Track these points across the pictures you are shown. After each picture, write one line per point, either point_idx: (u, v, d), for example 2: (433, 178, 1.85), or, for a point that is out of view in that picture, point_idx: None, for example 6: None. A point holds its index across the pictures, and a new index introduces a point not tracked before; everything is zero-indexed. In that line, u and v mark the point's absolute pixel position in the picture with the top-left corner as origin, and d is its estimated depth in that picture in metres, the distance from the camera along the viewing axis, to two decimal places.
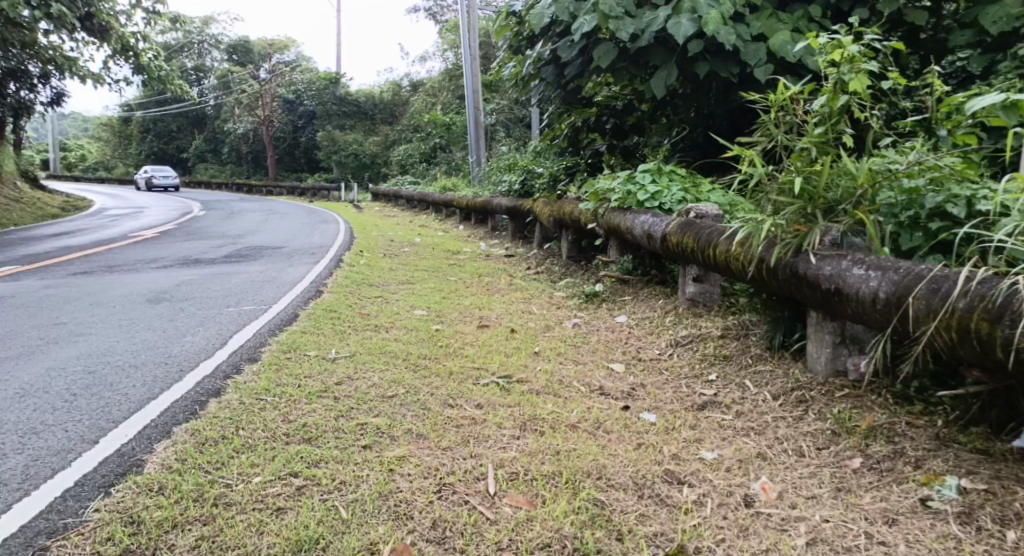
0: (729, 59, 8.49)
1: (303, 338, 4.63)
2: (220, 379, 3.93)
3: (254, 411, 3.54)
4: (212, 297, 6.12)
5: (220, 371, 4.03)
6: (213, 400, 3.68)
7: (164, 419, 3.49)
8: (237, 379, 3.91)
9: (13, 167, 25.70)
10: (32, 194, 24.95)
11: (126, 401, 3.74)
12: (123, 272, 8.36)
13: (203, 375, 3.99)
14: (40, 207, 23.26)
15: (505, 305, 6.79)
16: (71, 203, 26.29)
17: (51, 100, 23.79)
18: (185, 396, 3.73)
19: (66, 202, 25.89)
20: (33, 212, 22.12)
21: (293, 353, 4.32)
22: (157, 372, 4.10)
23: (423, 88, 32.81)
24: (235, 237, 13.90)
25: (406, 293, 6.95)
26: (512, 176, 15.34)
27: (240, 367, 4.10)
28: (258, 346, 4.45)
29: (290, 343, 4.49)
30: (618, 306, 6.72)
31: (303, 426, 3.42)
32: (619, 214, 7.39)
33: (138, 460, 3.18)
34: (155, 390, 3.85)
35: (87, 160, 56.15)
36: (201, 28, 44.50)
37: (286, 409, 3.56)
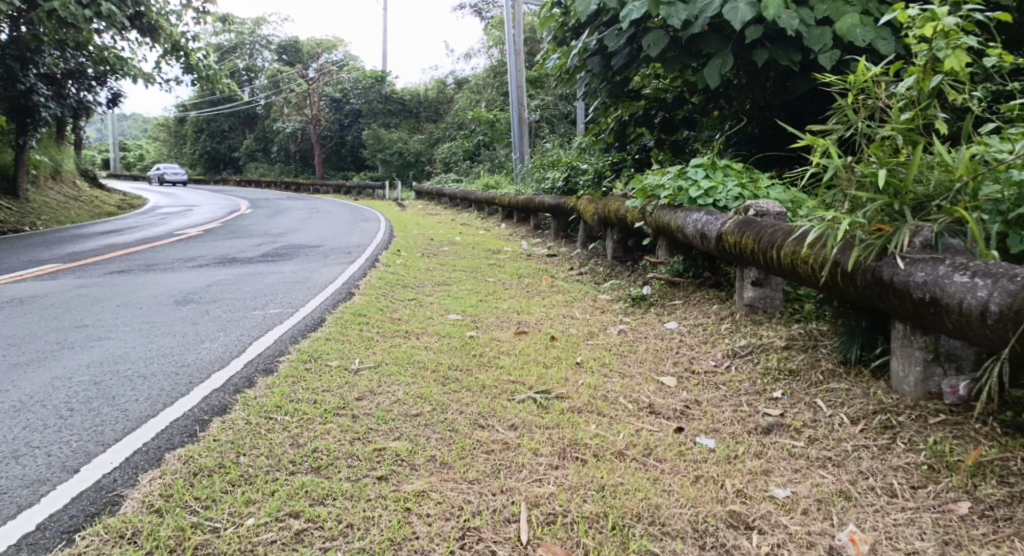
0: (789, 46, 7.95)
1: (325, 345, 4.25)
2: (228, 395, 3.56)
3: (260, 434, 3.18)
4: (237, 298, 5.80)
5: (231, 385, 3.67)
6: (215, 420, 3.31)
7: (156, 444, 3.13)
8: (247, 395, 3.54)
9: (71, 166, 26.06)
10: (86, 192, 25.25)
11: (123, 418, 3.40)
12: (155, 271, 8.13)
13: (211, 390, 3.63)
14: (93, 205, 23.50)
15: (546, 308, 6.36)
16: (124, 201, 26.59)
17: (109, 101, 23.95)
18: (185, 415, 3.37)
19: (120, 201, 26.18)
20: (87, 210, 22.34)
21: (313, 363, 3.94)
22: (163, 384, 3.76)
23: (468, 86, 32.52)
24: (275, 235, 13.69)
25: (442, 296, 6.56)
26: (557, 172, 14.91)
27: (254, 380, 3.73)
28: (276, 356, 4.08)
29: (311, 352, 4.12)
30: (667, 311, 6.24)
31: (313, 453, 3.04)
32: (669, 211, 6.91)
33: (115, 497, 2.82)
34: (157, 406, 3.50)
35: (142, 159, 57.10)
36: (251, 29, 44.87)
37: (295, 432, 3.18)
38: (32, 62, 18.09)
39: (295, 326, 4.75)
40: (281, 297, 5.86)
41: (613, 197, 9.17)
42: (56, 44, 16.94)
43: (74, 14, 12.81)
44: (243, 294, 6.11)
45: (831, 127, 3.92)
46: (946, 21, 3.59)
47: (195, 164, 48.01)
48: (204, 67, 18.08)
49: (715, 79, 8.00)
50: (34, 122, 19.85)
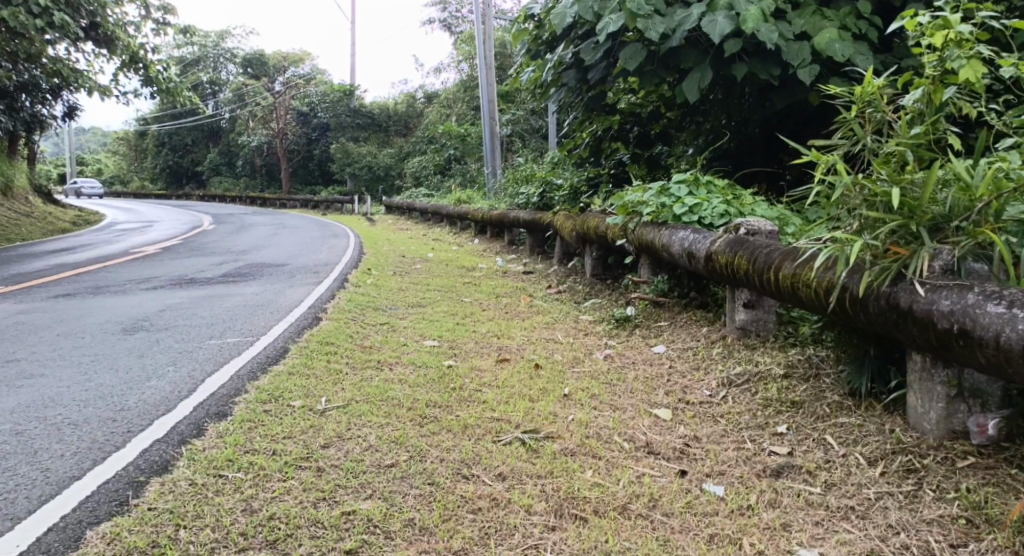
0: (770, 60, 7.73)
1: (289, 382, 3.88)
2: (172, 448, 3.19)
3: (205, 499, 2.83)
4: (193, 326, 5.41)
5: (176, 435, 3.29)
6: (151, 484, 2.94)
7: (76, 519, 2.75)
8: (193, 448, 3.17)
9: (26, 181, 25.30)
10: (44, 208, 24.57)
11: (41, 481, 3.01)
12: (110, 294, 7.69)
13: (152, 442, 3.25)
14: (51, 222, 22.79)
15: (527, 331, 6.05)
16: (84, 217, 25.88)
17: (65, 113, 23.31)
18: (118, 476, 3.00)
19: (80, 217, 25.47)
20: (44, 226, 21.64)
21: (273, 404, 3.59)
22: (97, 435, 3.38)
23: (438, 100, 32.26)
24: (239, 253, 13.27)
25: (417, 319, 6.22)
26: (530, 188, 14.65)
27: (202, 428, 3.35)
28: (231, 396, 3.71)
29: (271, 391, 3.74)
30: (653, 333, 5.96)
31: (268, 521, 2.71)
32: (652, 229, 6.62)
33: None
34: (86, 464, 3.12)
35: (102, 174, 56.02)
36: (217, 43, 44.29)
37: (249, 492, 2.85)
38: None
39: (256, 358, 4.37)
40: (241, 324, 5.47)
41: (592, 213, 8.91)
42: (9, 56, 16.40)
43: (26, 25, 12.28)
44: (199, 320, 5.71)
45: (835, 142, 3.65)
46: (960, 28, 3.34)
47: (159, 179, 47.18)
48: (164, 79, 17.61)
49: (694, 94, 7.75)
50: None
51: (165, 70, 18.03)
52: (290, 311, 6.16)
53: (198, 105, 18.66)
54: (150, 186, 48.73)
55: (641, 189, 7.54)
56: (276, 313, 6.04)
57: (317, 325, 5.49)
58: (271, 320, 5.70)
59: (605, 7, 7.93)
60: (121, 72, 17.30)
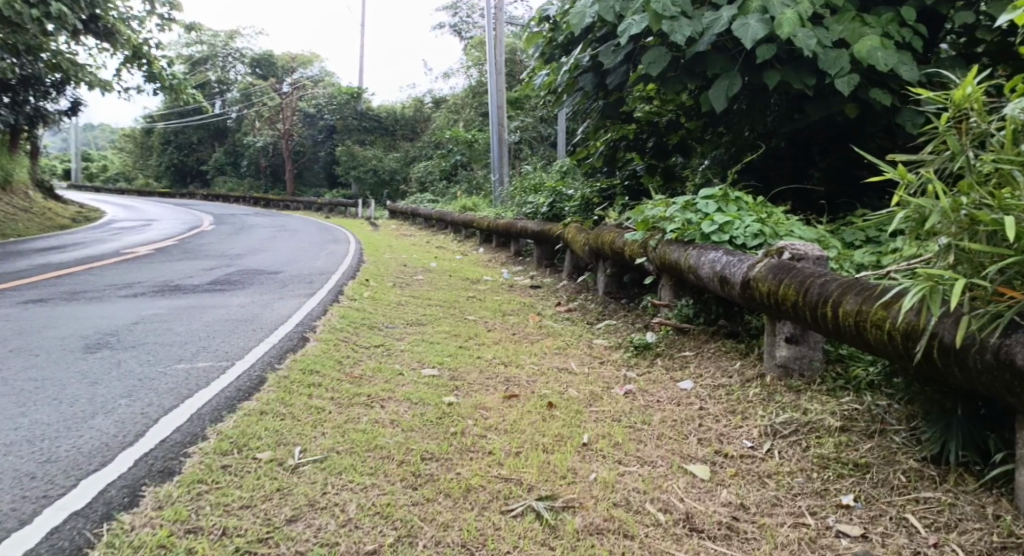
0: (805, 68, 6.95)
1: (257, 427, 3.34)
2: (90, 527, 2.71)
3: None
4: (164, 347, 4.85)
5: (100, 506, 2.80)
6: None
7: None
8: (113, 532, 2.68)
9: (27, 176, 24.76)
10: (42, 203, 24.03)
11: None
12: (84, 302, 7.10)
13: (70, 515, 2.76)
14: (49, 218, 22.22)
15: (537, 359, 5.45)
16: (83, 214, 25.32)
17: (69, 109, 22.77)
18: None
19: (79, 214, 24.93)
20: (40, 222, 21.08)
21: (233, 458, 3.11)
22: (8, 497, 2.87)
23: (446, 105, 31.70)
24: (233, 257, 12.68)
25: (415, 340, 5.62)
26: (539, 197, 14.06)
27: (135, 498, 2.86)
28: (183, 447, 3.19)
29: (231, 442, 3.21)
30: (677, 363, 5.34)
31: None
32: (677, 247, 5.97)
33: None
34: None
35: (106, 170, 55.44)
36: (225, 41, 43.79)
37: None
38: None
39: (227, 389, 3.80)
40: (220, 344, 4.90)
41: (606, 227, 8.37)
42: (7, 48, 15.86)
43: (20, 14, 11.65)
44: (174, 338, 5.14)
45: (922, 157, 3.17)
46: None
47: (162, 177, 46.66)
48: (166, 75, 17.07)
49: (722, 102, 7.12)
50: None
51: (168, 66, 17.46)
52: (277, 327, 5.56)
53: (201, 103, 18.10)
54: (154, 183, 48.19)
55: (664, 203, 6.95)
56: (262, 331, 5.43)
57: (305, 346, 4.92)
58: (254, 339, 5.11)
59: (628, 8, 7.31)
60: (124, 67, 16.76)
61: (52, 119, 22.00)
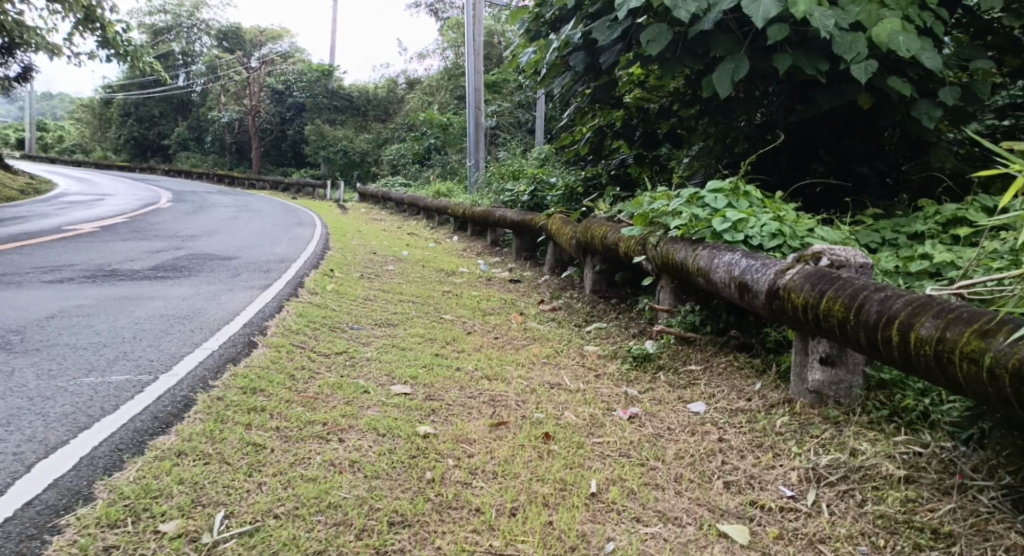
0: (816, 52, 6.10)
1: (156, 487, 2.84)
2: None
3: None
4: (78, 346, 4.29)
5: None
6: None
7: None
8: None
9: None
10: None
11: None
12: (10, 290, 6.33)
13: None
14: (1, 190, 21.17)
15: (522, 371, 4.80)
16: (39, 186, 24.22)
17: (20, 76, 21.64)
18: None
19: (33, 186, 23.80)
20: None
21: (124, 534, 2.63)
22: None
23: (420, 87, 30.81)
24: (187, 238, 11.85)
25: (382, 349, 4.91)
26: (518, 184, 13.35)
27: None
28: (47, 519, 2.68)
29: (116, 513, 2.71)
30: (683, 381, 4.61)
31: None
32: (683, 246, 5.24)
33: None
34: None
35: (65, 141, 53.64)
36: (193, 13, 42.33)
37: None
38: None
39: (135, 420, 3.29)
40: (143, 346, 4.33)
41: (596, 219, 7.76)
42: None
43: None
44: (92, 335, 4.59)
45: None
46: None
47: (125, 151, 45.16)
48: (122, 42, 16.11)
49: (727, 87, 6.38)
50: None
51: (124, 31, 16.47)
52: (220, 324, 4.94)
53: (159, 72, 17.15)
54: (115, 156, 46.60)
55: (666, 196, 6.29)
56: (202, 329, 4.83)
57: (251, 355, 4.22)
58: (187, 339, 4.53)
59: None
60: (77, 32, 15.79)
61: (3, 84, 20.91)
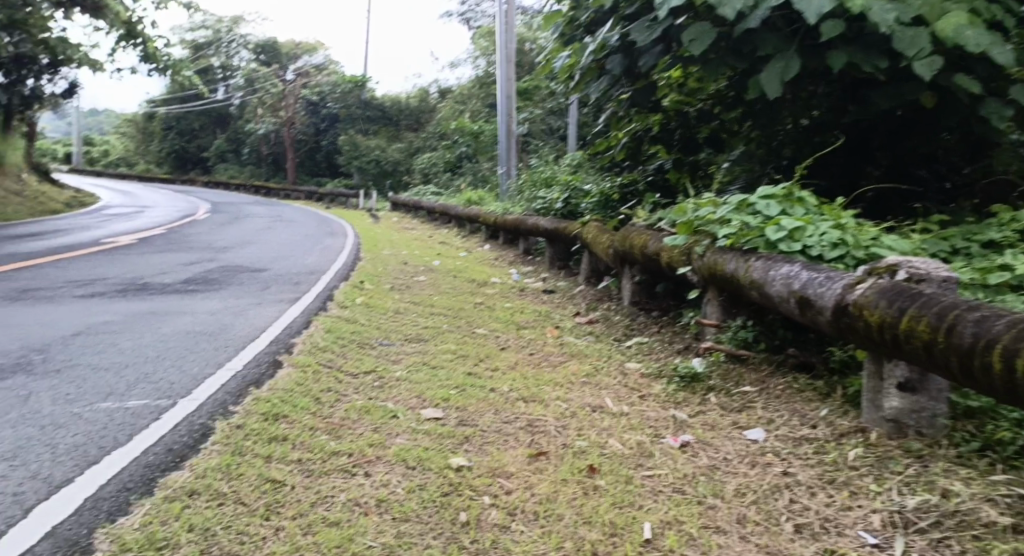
0: (874, 48, 5.71)
1: (165, 535, 2.54)
2: None
3: None
4: (99, 367, 4.06)
5: None
6: None
7: None
8: None
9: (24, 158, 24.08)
10: (35, 187, 23.19)
11: None
12: (36, 305, 6.17)
13: None
14: (43, 203, 21.41)
15: (561, 392, 4.50)
16: (80, 198, 24.48)
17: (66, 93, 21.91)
18: None
19: (74, 198, 24.06)
20: (34, 207, 20.30)
21: None
22: None
23: (451, 96, 30.70)
24: (220, 249, 11.73)
25: (412, 367, 4.63)
26: (552, 192, 13.05)
27: None
28: None
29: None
30: (737, 403, 4.29)
31: None
32: (734, 257, 4.92)
33: None
34: None
35: (107, 154, 54.49)
36: (229, 27, 42.72)
37: None
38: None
39: (147, 454, 3.05)
40: (165, 366, 4.08)
41: (634, 228, 7.44)
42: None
43: None
44: (114, 354, 4.36)
45: None
46: None
47: (164, 164, 45.70)
48: (162, 55, 16.12)
49: (777, 87, 6.03)
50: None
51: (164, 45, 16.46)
52: (246, 342, 4.69)
53: (201, 85, 17.07)
54: (154, 169, 47.19)
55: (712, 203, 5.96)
56: (227, 347, 4.58)
57: (274, 377, 3.95)
58: (210, 358, 4.27)
59: None
60: (119, 47, 15.89)
61: (49, 101, 21.24)
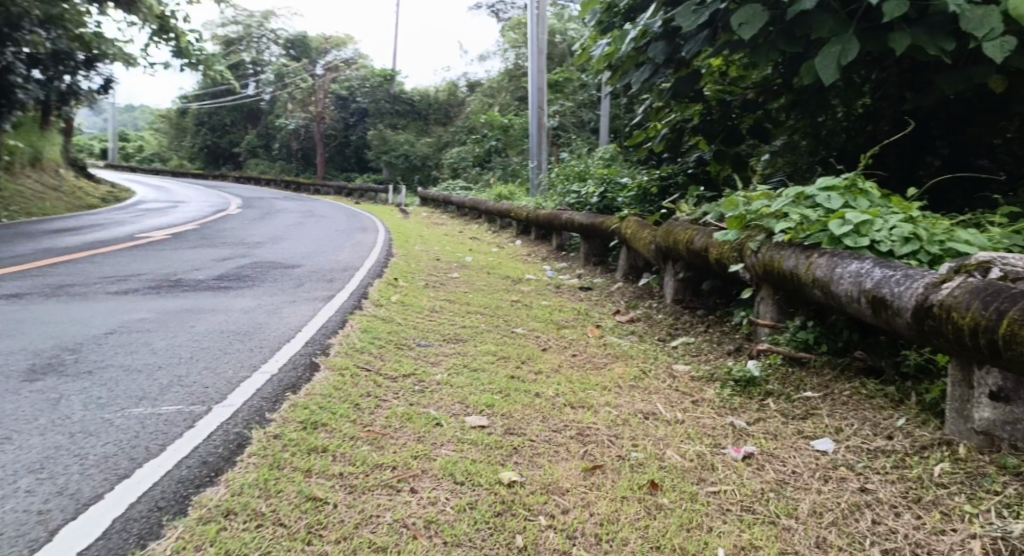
0: (939, 29, 5.43)
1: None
2: None
3: None
4: (131, 368, 3.89)
5: None
6: None
7: None
8: None
9: (59, 154, 24.25)
10: (70, 182, 23.30)
11: None
12: (69, 302, 6.06)
13: None
14: (78, 198, 21.55)
15: (610, 397, 4.28)
16: (114, 193, 24.63)
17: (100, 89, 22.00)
18: None
19: (109, 193, 24.20)
20: (70, 202, 20.43)
21: None
22: None
23: (480, 89, 30.49)
24: (252, 245, 11.63)
25: (453, 370, 4.43)
26: (585, 185, 12.81)
27: None
28: None
29: None
30: (799, 409, 4.11)
31: None
32: (796, 255, 4.70)
33: None
34: None
35: (140, 150, 55.00)
36: (261, 23, 42.86)
37: None
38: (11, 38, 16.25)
39: (181, 466, 2.90)
40: (200, 367, 3.91)
41: (677, 222, 7.20)
42: (25, 15, 14.94)
43: None
44: (147, 354, 4.19)
45: None
46: None
47: (195, 159, 45.98)
48: (195, 51, 16.11)
49: (833, 72, 5.72)
50: (11, 104, 17.90)
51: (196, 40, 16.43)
52: (283, 343, 4.50)
53: (232, 81, 17.06)
54: (186, 165, 47.46)
55: (765, 196, 5.69)
56: (263, 347, 4.40)
57: (311, 381, 3.75)
58: (245, 359, 4.09)
59: None
60: (153, 42, 15.88)
61: (84, 97, 21.30)
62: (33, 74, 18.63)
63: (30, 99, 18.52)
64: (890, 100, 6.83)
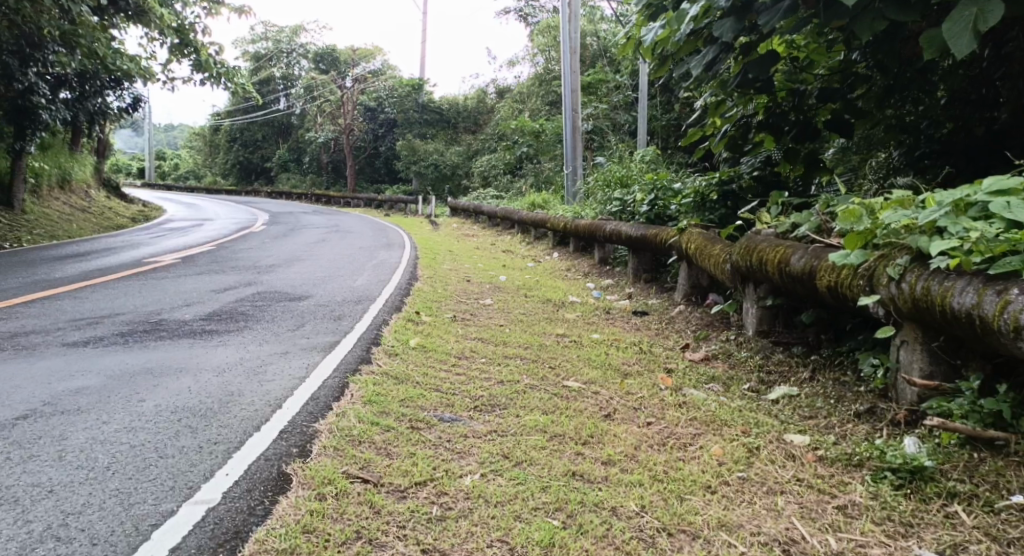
0: None
1: None
2: None
3: None
4: (6, 493, 2.87)
5: None
6: None
7: None
8: None
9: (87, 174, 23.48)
10: (99, 204, 22.39)
11: None
12: (16, 352, 4.98)
13: None
14: (105, 218, 20.71)
15: (724, 511, 2.98)
16: (144, 212, 23.80)
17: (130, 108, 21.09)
18: None
19: (139, 212, 23.37)
20: (95, 223, 19.60)
21: None
22: None
23: (510, 94, 29.20)
24: (264, 269, 10.47)
25: (489, 470, 3.13)
26: (631, 191, 11.38)
27: None
28: None
29: None
30: (1015, 530, 2.83)
31: None
32: (973, 286, 3.42)
33: None
34: None
35: (176, 168, 54.77)
36: (289, 37, 42.04)
37: None
38: (32, 58, 15.21)
39: None
40: (102, 496, 2.85)
41: (760, 236, 5.81)
42: (35, 33, 13.87)
43: None
44: (47, 456, 3.13)
45: None
46: None
47: (227, 175, 45.36)
48: (216, 64, 14.96)
49: (967, 45, 3.78)
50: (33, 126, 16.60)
51: (216, 53, 15.34)
52: (248, 433, 3.32)
53: (255, 94, 15.94)
54: (218, 180, 46.76)
55: (900, 205, 4.30)
56: (217, 443, 3.24)
57: (265, 528, 2.67)
58: (177, 475, 2.99)
59: None
60: (171, 58, 14.80)
61: (113, 117, 20.36)
62: (59, 95, 17.56)
63: (56, 120, 17.35)
64: (1012, 79, 5.17)
